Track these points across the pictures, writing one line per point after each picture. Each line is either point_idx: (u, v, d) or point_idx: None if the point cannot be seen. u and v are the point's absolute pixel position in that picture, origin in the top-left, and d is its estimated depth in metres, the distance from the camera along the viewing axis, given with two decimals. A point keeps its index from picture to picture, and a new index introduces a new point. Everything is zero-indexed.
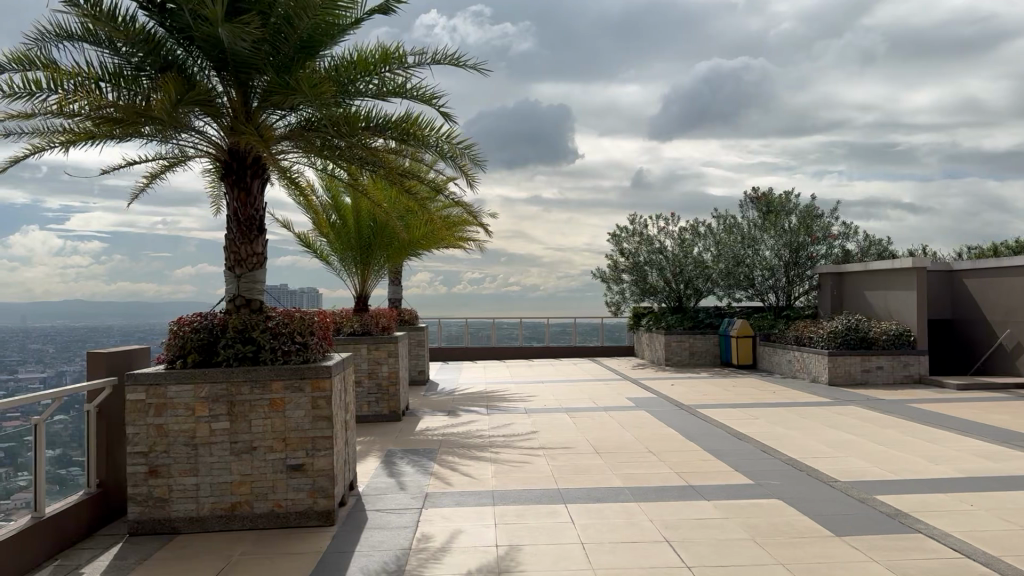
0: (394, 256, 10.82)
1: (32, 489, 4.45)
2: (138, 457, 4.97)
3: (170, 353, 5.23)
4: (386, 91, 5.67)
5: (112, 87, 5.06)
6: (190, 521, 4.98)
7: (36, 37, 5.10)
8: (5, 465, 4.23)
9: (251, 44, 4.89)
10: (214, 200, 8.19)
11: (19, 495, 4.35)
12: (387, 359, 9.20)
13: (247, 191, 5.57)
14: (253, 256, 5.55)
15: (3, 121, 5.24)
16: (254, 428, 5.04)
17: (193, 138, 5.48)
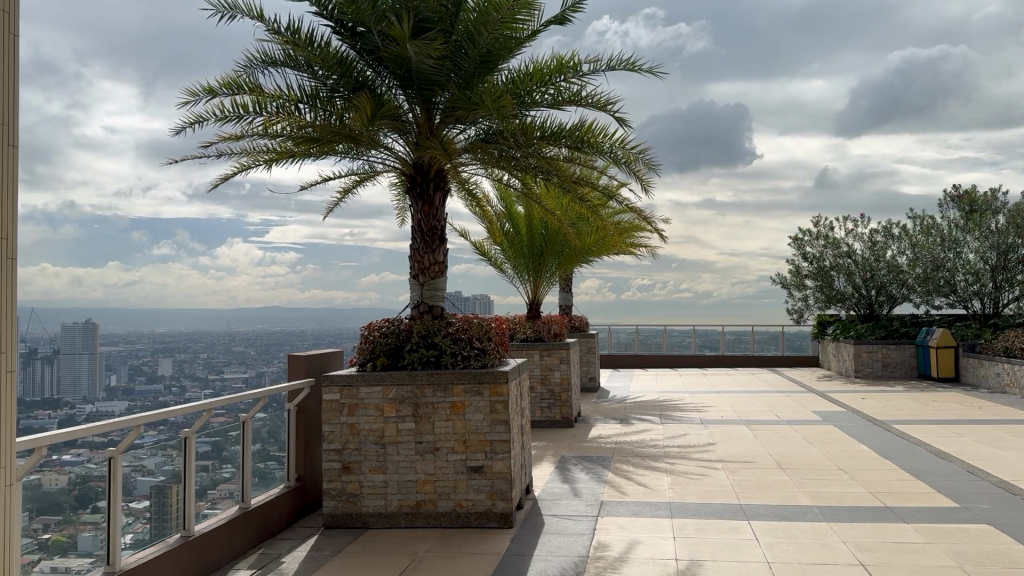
0: (566, 263, 10.90)
1: (235, 481, 4.80)
2: (333, 454, 5.29)
3: (361, 356, 5.53)
4: (562, 100, 5.73)
5: (310, 108, 5.41)
6: (379, 517, 5.22)
7: (244, 64, 5.53)
8: (213, 457, 4.57)
9: (435, 62, 5.08)
10: (399, 211, 8.61)
11: (224, 486, 4.68)
12: (560, 364, 9.29)
13: (430, 203, 5.79)
14: (435, 264, 5.77)
15: (216, 143, 5.74)
16: (437, 429, 5.22)
17: (382, 154, 5.77)
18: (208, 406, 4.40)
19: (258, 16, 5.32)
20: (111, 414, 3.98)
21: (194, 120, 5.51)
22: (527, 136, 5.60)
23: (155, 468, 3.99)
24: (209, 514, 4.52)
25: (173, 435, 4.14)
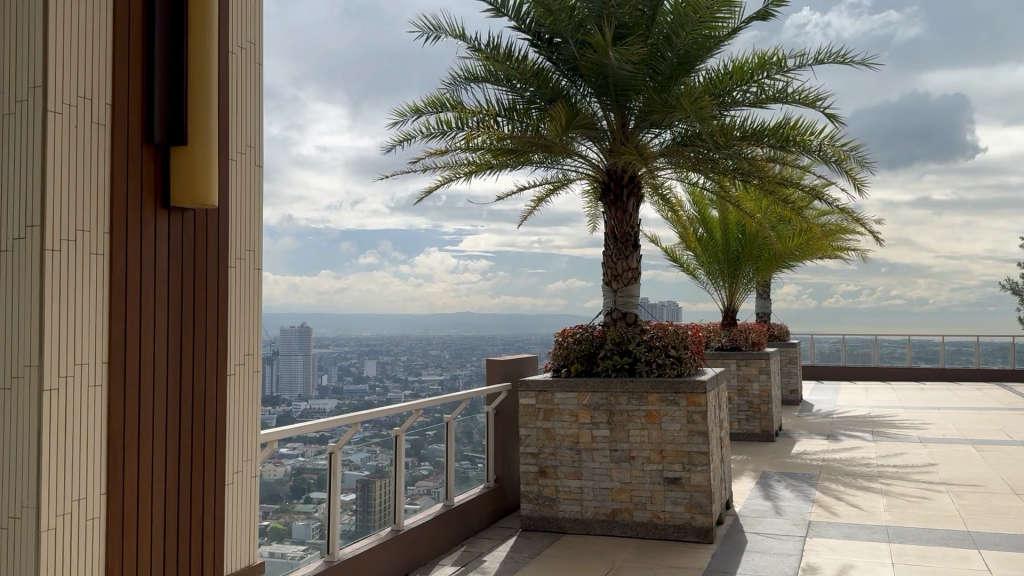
0: (765, 269, 10.45)
1: (431, 478, 4.92)
2: (530, 458, 5.39)
3: (556, 361, 5.59)
4: (765, 97, 5.51)
5: (507, 120, 5.52)
6: (575, 522, 5.22)
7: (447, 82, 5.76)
8: (413, 455, 4.70)
9: (632, 66, 5.03)
10: (592, 218, 8.62)
11: (422, 482, 4.81)
12: (759, 375, 8.93)
13: (625, 209, 5.74)
14: (629, 271, 5.74)
15: (424, 158, 6.02)
16: (633, 438, 5.15)
17: (577, 162, 5.82)
18: (415, 407, 4.65)
19: (461, 34, 5.52)
20: (323, 412, 4.24)
21: (403, 139, 5.81)
22: (727, 136, 5.41)
23: (369, 465, 4.25)
24: (409, 510, 4.66)
25: (384, 436, 4.40)
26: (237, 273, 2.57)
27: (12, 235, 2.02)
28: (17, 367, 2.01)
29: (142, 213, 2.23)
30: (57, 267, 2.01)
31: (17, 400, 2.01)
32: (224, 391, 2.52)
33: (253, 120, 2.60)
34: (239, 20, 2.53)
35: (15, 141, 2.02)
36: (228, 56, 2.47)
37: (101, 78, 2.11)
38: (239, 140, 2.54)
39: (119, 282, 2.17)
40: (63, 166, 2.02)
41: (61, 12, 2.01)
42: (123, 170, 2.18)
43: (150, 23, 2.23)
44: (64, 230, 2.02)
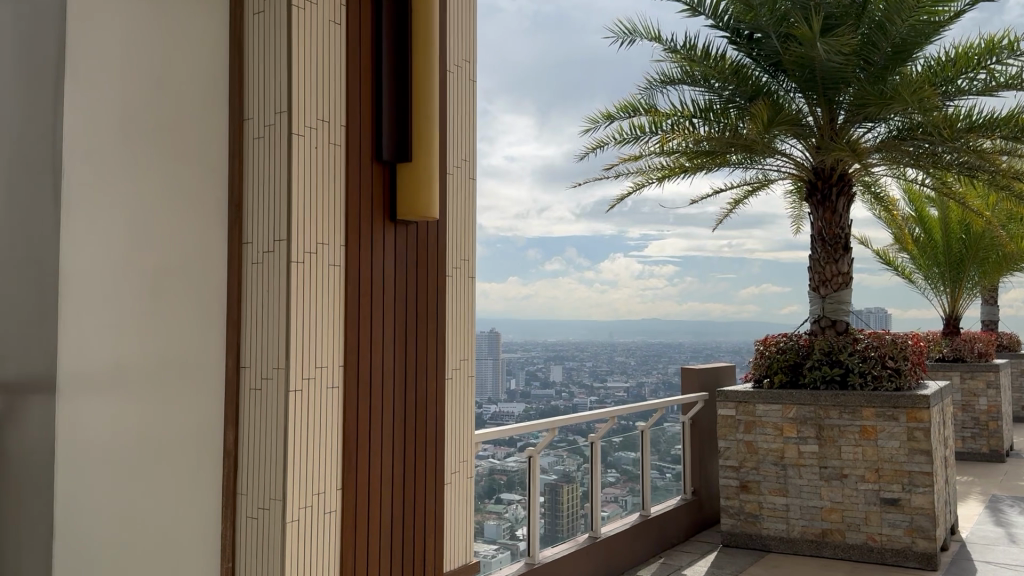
0: (993, 271, 9.51)
1: (618, 485, 4.75)
2: (730, 471, 5.21)
3: (757, 372, 5.37)
4: (995, 85, 5.05)
5: (704, 121, 5.36)
6: (781, 541, 4.99)
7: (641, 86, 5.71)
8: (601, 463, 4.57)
9: (843, 58, 4.75)
10: (797, 219, 8.06)
11: (609, 490, 4.66)
12: (987, 390, 8.13)
13: (833, 210, 5.44)
14: (839, 275, 5.44)
15: (617, 164, 5.98)
16: (844, 455, 4.84)
17: (778, 161, 5.59)
18: (611, 414, 4.62)
19: (655, 37, 5.47)
20: (512, 416, 4.26)
21: (596, 146, 5.75)
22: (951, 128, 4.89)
23: (567, 464, 4.27)
24: (606, 517, 4.63)
25: (583, 442, 4.43)
26: (453, 282, 2.67)
27: (262, 249, 2.20)
28: (267, 369, 2.18)
29: (371, 225, 2.37)
30: (301, 276, 2.16)
31: (266, 399, 2.18)
32: (443, 395, 2.62)
33: (468, 134, 2.69)
34: (457, 39, 2.63)
35: (265, 162, 2.20)
36: (447, 73, 2.58)
37: (337, 99, 2.26)
38: (456, 154, 2.63)
39: (351, 290, 2.31)
40: (305, 182, 2.17)
41: (306, 40, 2.18)
42: (356, 186, 2.32)
43: (380, 46, 2.37)
44: (306, 243, 2.17)
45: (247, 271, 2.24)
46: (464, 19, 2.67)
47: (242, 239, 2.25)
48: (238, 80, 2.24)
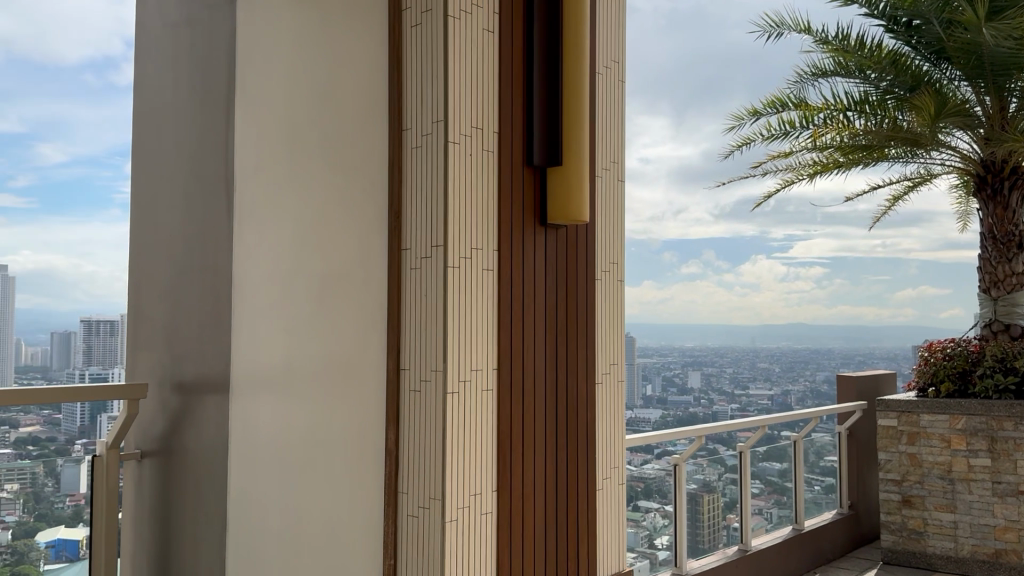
0: None
1: (764, 496, 4.56)
2: (891, 485, 4.92)
3: (921, 380, 5.06)
4: None
5: (860, 115, 5.09)
6: (949, 560, 4.66)
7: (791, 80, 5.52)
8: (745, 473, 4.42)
9: (1016, 40, 4.40)
10: (962, 216, 7.52)
11: (754, 501, 4.49)
12: None
13: (1006, 205, 5.06)
14: (1012, 276, 5.06)
15: (765, 162, 5.82)
16: (1021, 470, 4.47)
17: (942, 156, 5.29)
18: (763, 422, 4.55)
19: (806, 27, 5.28)
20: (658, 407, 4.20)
21: (741, 143, 5.71)
22: None
23: (707, 472, 4.16)
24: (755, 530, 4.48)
25: (726, 452, 4.31)
26: (604, 284, 2.65)
27: (421, 254, 2.26)
28: (426, 372, 2.23)
29: (522, 229, 2.39)
30: (457, 280, 2.20)
31: (425, 401, 2.23)
32: (594, 399, 2.60)
33: (617, 135, 2.66)
34: (606, 40, 2.61)
35: (423, 170, 2.26)
36: (596, 75, 2.57)
37: (491, 107, 2.29)
38: (605, 156, 2.62)
39: (504, 293, 2.33)
40: (461, 188, 2.21)
41: (461, 49, 2.22)
42: (508, 191, 2.34)
43: (532, 51, 2.38)
44: (462, 249, 2.21)
45: (406, 277, 2.30)
46: (613, 20, 2.65)
47: (402, 245, 2.32)
48: (398, 92, 2.31)
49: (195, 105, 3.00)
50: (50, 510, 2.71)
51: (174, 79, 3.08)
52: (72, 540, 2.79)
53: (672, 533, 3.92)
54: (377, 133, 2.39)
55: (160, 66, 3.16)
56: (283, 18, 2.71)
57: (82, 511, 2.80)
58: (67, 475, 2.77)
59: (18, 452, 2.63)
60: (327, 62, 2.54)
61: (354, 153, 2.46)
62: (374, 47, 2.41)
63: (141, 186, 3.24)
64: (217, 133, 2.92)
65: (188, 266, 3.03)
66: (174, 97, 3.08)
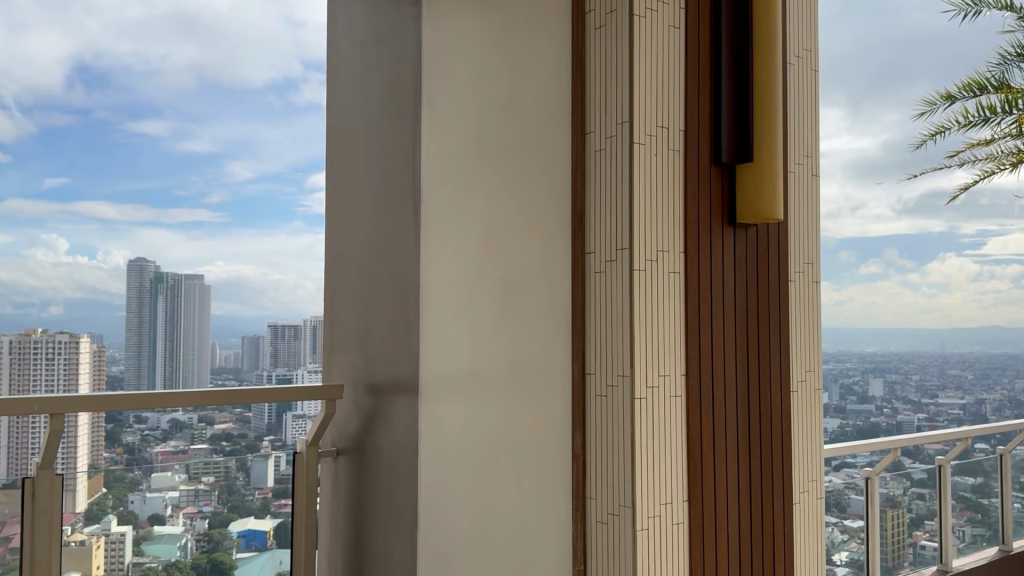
0: None
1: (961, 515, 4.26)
2: None
3: None
4: None
5: None
6: None
7: (997, 64, 5.25)
8: (939, 489, 4.16)
9: None
10: None
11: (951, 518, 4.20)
12: None
13: None
14: None
15: (963, 150, 5.37)
16: None
17: None
18: (965, 434, 4.33)
19: (1008, 6, 5.11)
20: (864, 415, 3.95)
21: (935, 131, 5.40)
22: None
23: (891, 486, 3.97)
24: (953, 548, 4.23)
25: (913, 465, 4.09)
26: (797, 287, 2.52)
27: (605, 258, 2.20)
28: (612, 377, 2.17)
29: (711, 228, 2.29)
30: (644, 284, 2.12)
31: (613, 406, 2.16)
32: (788, 406, 2.47)
33: (809, 128, 2.53)
34: (798, 29, 2.50)
35: (607, 172, 2.20)
36: (789, 65, 2.47)
37: (677, 104, 2.22)
38: (797, 150, 2.49)
39: (693, 296, 2.23)
40: (648, 188, 2.14)
41: (646, 47, 2.16)
42: (695, 190, 2.24)
43: (719, 45, 2.29)
44: (649, 250, 2.13)
45: (590, 280, 2.25)
46: (805, 8, 2.53)
47: (585, 249, 2.28)
48: (580, 95, 2.29)
49: (383, 120, 3.16)
50: (242, 502, 2.99)
51: (361, 96, 3.25)
52: (262, 530, 3.05)
53: (863, 547, 3.78)
54: (560, 134, 2.37)
55: (347, 84, 3.34)
56: (468, 30, 2.79)
57: (270, 503, 3.06)
58: (256, 470, 3.03)
59: (213, 448, 2.95)
60: (510, 71, 2.57)
61: (536, 160, 2.47)
62: (556, 52, 2.41)
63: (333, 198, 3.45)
64: (406, 146, 3.07)
65: (376, 275, 3.20)
66: (360, 113, 3.25)
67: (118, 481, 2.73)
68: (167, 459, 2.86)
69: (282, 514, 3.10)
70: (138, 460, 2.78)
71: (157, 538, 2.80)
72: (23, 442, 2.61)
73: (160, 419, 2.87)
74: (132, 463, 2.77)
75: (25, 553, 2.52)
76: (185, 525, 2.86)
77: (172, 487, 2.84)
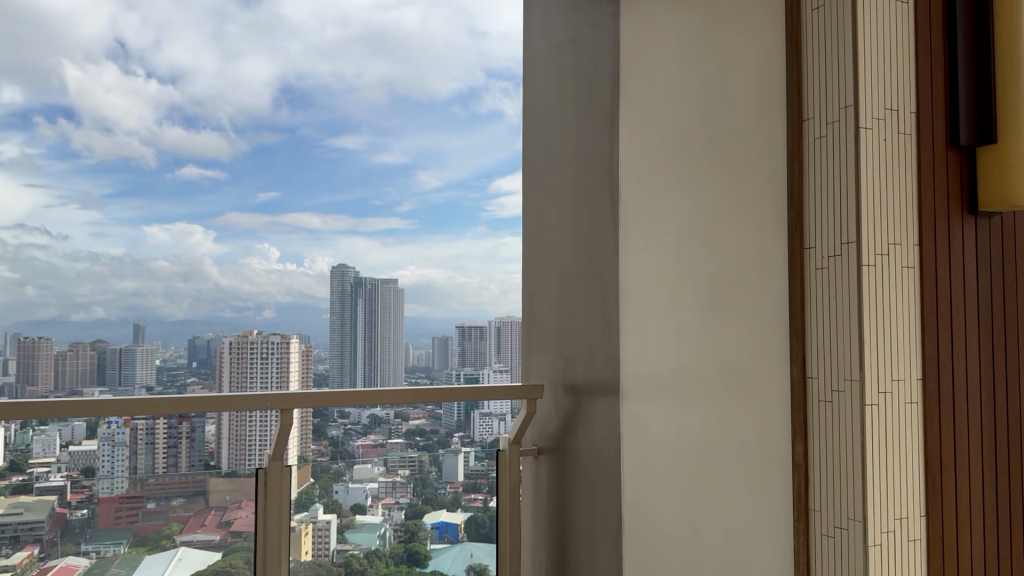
0: None
1: None
2: None
3: None
4: None
5: None
6: None
7: None
8: None
9: None
10: None
11: None
12: None
13: None
14: None
15: None
16: None
17: None
18: None
19: None
20: None
21: None
22: None
23: None
24: None
25: None
26: None
27: (828, 253, 2.06)
28: (839, 381, 2.03)
29: (948, 218, 2.10)
30: (874, 281, 1.97)
31: (839, 413, 2.02)
32: None
33: None
34: None
35: (829, 162, 2.07)
36: None
37: (907, 85, 2.06)
38: None
39: (929, 294, 2.05)
40: (876, 177, 1.99)
41: (872, 24, 2.02)
42: (928, 178, 2.07)
43: (954, 17, 2.11)
44: (878, 245, 1.98)
45: (810, 277, 2.13)
46: None
47: (804, 245, 2.15)
48: (796, 82, 2.17)
49: (579, 115, 3.20)
50: (435, 495, 3.14)
51: (557, 83, 3.34)
52: (454, 523, 3.20)
53: None
54: (773, 126, 2.27)
55: (544, 75, 3.45)
56: (668, 21, 2.74)
57: (460, 497, 3.19)
58: (447, 465, 3.16)
59: (408, 443, 3.11)
60: (716, 60, 2.50)
61: (745, 153, 2.37)
62: (768, 38, 2.30)
63: (530, 195, 3.55)
64: (602, 142, 3.09)
65: (573, 275, 3.23)
66: (557, 101, 3.33)
67: (324, 472, 2.94)
68: (367, 451, 3.04)
69: (472, 509, 3.22)
70: (341, 453, 2.97)
71: (358, 527, 2.98)
72: (242, 434, 2.77)
73: (360, 415, 3.03)
74: (336, 455, 2.97)
75: (259, 539, 2.78)
76: (384, 515, 3.04)
77: (372, 479, 3.02)
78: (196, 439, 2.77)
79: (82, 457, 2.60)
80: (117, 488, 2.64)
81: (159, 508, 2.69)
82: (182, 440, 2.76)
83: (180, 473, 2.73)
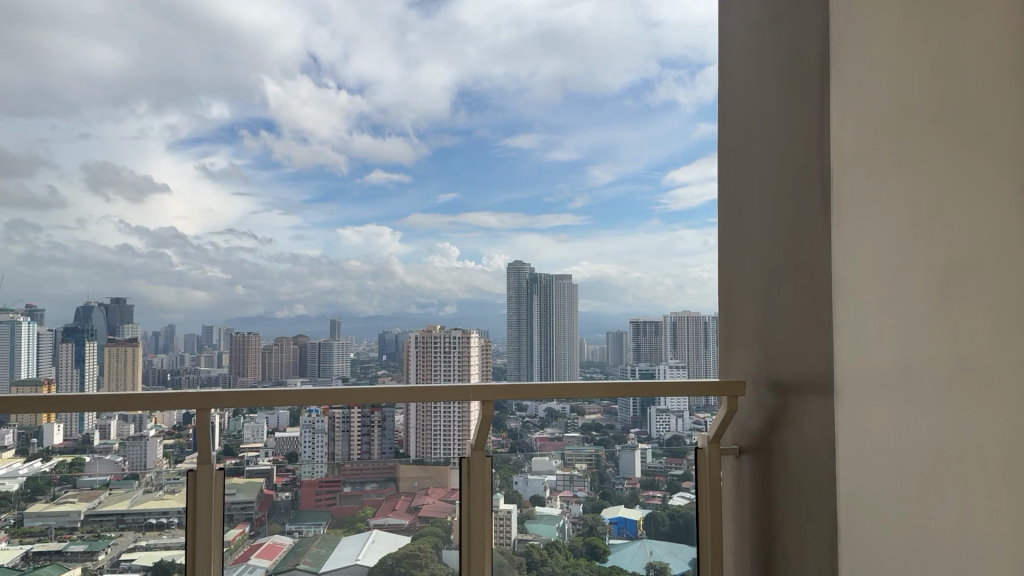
0: None
1: None
2: None
3: None
4: None
5: None
6: None
7: None
8: None
9: None
10: None
11: None
12: None
13: None
14: None
15: None
16: None
17: None
18: None
19: None
20: None
21: None
22: None
23: None
24: None
25: None
26: None
27: None
28: None
29: None
30: None
31: None
32: None
33: None
34: None
35: None
36: None
37: None
38: None
39: None
40: None
41: None
42: None
43: None
44: None
45: None
46: None
47: None
48: None
49: (785, 103, 3.12)
50: (612, 491, 2.80)
51: (763, 76, 3.29)
52: (631, 518, 2.84)
53: None
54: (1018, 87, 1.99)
55: (749, 65, 3.42)
56: None
57: (638, 494, 2.82)
58: (625, 460, 2.80)
59: (585, 436, 2.76)
60: (948, 20, 2.25)
61: (983, 120, 2.10)
62: None
63: (742, 188, 3.47)
64: (812, 125, 2.93)
65: (782, 268, 3.14)
66: (763, 93, 3.28)
67: (503, 463, 2.70)
68: (546, 444, 2.73)
69: (651, 505, 2.84)
70: (520, 444, 2.68)
71: (539, 518, 2.73)
72: (431, 424, 2.55)
73: (538, 407, 2.55)
74: (514, 446, 2.69)
75: (457, 529, 2.64)
76: (563, 507, 2.76)
77: (550, 471, 2.75)
78: (387, 428, 2.53)
79: (286, 442, 2.51)
80: (317, 472, 2.54)
81: (355, 491, 2.58)
82: (374, 427, 2.55)
83: (374, 460, 2.58)
